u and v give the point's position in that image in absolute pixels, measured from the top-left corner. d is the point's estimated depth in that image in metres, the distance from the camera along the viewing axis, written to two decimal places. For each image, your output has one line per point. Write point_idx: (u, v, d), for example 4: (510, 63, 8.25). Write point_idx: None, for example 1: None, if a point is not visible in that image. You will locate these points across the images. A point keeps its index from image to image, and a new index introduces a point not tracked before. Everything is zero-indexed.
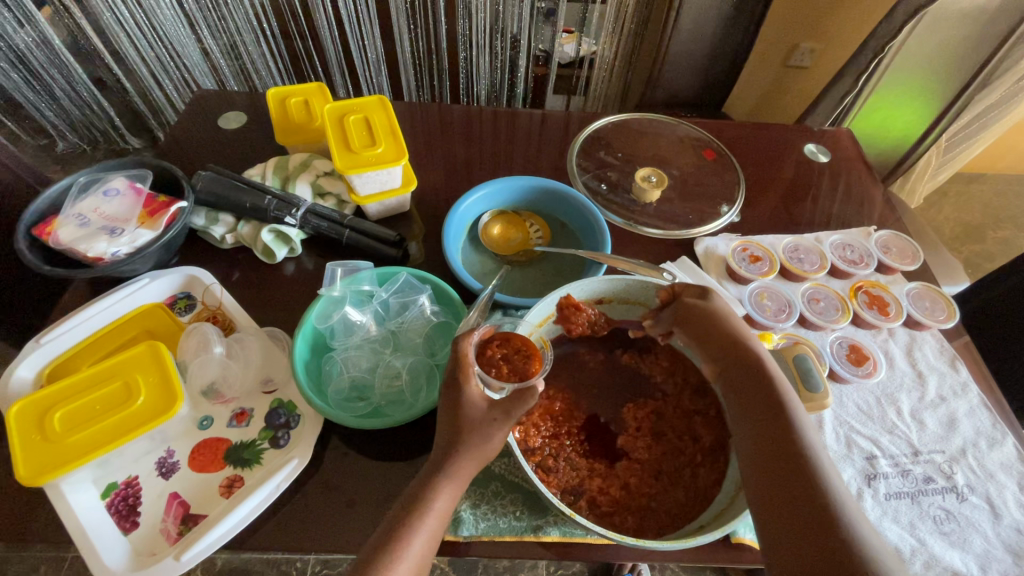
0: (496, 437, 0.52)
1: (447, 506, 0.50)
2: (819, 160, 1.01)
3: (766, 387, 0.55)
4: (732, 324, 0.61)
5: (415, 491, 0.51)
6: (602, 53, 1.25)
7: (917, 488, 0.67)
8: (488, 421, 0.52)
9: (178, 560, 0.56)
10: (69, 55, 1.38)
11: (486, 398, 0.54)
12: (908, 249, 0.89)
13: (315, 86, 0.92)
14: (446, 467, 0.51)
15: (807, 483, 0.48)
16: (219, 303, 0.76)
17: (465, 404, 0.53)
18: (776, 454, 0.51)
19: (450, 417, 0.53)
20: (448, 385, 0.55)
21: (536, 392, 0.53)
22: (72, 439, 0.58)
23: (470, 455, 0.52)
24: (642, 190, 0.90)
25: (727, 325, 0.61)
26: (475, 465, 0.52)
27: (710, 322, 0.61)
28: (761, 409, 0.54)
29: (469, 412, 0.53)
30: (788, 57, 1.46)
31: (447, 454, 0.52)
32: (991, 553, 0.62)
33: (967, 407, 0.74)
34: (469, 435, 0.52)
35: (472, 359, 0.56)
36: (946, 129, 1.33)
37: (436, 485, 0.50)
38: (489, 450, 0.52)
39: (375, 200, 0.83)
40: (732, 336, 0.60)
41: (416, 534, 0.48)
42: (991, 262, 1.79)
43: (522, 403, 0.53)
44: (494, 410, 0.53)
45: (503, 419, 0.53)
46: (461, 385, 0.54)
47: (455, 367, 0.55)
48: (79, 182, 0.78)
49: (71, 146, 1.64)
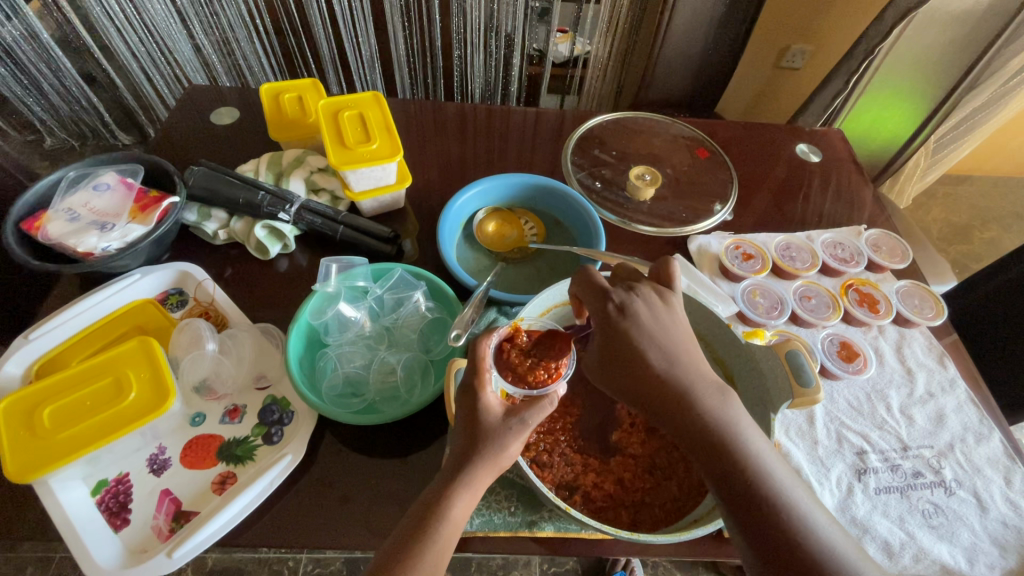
0: (512, 445, 0.52)
1: (463, 513, 0.50)
2: (811, 160, 1.02)
3: (713, 435, 0.47)
4: (651, 356, 0.50)
5: (429, 499, 0.50)
6: (596, 53, 1.26)
7: (906, 482, 0.67)
8: (503, 429, 0.52)
9: (170, 557, 0.55)
10: (57, 50, 1.37)
11: (503, 406, 0.53)
12: (898, 247, 0.90)
13: (309, 83, 0.92)
14: (461, 476, 0.50)
15: (780, 534, 0.44)
16: (212, 299, 0.75)
17: (481, 410, 0.52)
18: (744, 511, 0.45)
19: (465, 426, 0.52)
20: (464, 389, 0.54)
21: (553, 401, 0.55)
22: (61, 436, 0.57)
23: (484, 464, 0.51)
24: (637, 188, 0.91)
25: (647, 360, 0.50)
26: (491, 474, 0.52)
27: (626, 360, 0.51)
28: (713, 461, 0.47)
29: (486, 420, 0.52)
30: (780, 58, 1.48)
31: (463, 461, 0.51)
32: (978, 546, 0.63)
33: (954, 403, 0.75)
34: (483, 443, 0.51)
35: (488, 361, 0.55)
36: (935, 131, 1.34)
37: (452, 492, 0.50)
38: (504, 459, 0.52)
39: (370, 196, 0.82)
40: (656, 375, 0.50)
41: (429, 542, 0.48)
42: (979, 262, 1.82)
43: (539, 410, 0.54)
44: (511, 418, 0.52)
45: (519, 426, 0.52)
46: (479, 391, 0.53)
47: (470, 371, 0.54)
48: (68, 177, 0.77)
49: (60, 141, 1.62)
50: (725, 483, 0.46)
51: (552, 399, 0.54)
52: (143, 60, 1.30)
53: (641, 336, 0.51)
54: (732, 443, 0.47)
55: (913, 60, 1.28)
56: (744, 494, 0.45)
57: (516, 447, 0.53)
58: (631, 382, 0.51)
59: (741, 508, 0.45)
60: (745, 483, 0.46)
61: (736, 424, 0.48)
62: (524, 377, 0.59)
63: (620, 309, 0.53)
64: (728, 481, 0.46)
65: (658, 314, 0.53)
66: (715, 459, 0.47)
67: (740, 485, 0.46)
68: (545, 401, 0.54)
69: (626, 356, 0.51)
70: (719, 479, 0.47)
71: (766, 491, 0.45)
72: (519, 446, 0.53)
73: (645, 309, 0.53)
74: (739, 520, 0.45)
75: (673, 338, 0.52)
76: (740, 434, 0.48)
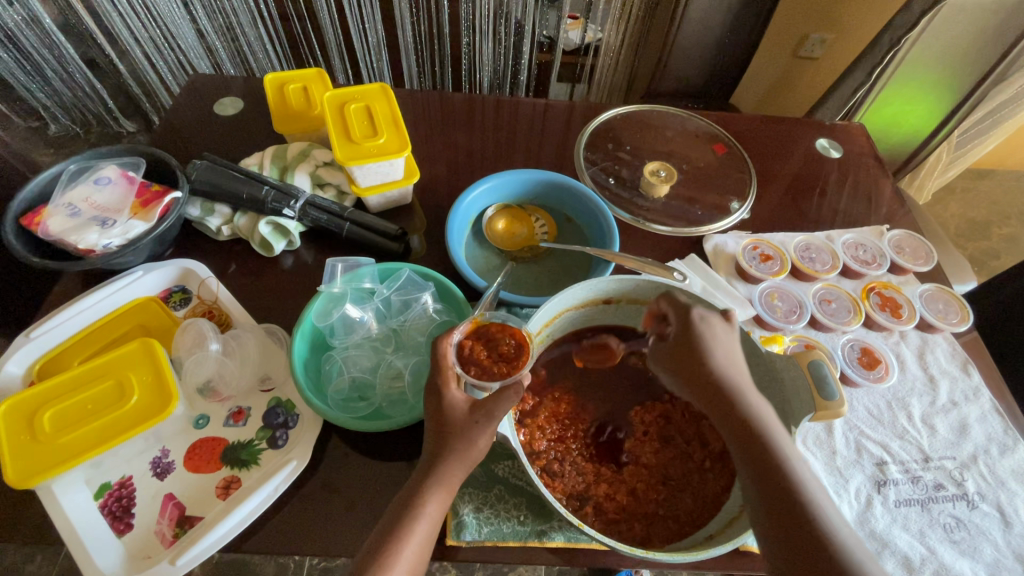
0: (481, 439, 0.51)
1: (438, 511, 0.49)
2: (831, 155, 0.98)
3: (757, 431, 0.50)
4: (714, 359, 0.54)
5: (405, 499, 0.50)
6: (608, 40, 1.21)
7: (927, 495, 0.65)
8: (469, 424, 0.51)
9: (174, 564, 0.55)
10: (59, 35, 1.35)
11: (466, 402, 0.53)
12: (922, 248, 0.87)
13: (314, 72, 0.89)
14: (433, 473, 0.50)
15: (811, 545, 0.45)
16: (216, 297, 0.74)
17: (446, 406, 0.53)
18: (776, 502, 0.47)
19: (435, 425, 0.53)
20: (431, 389, 0.55)
21: (520, 386, 0.51)
22: (62, 440, 0.56)
23: (453, 460, 0.50)
24: (651, 185, 0.88)
25: (710, 359, 0.54)
26: (463, 469, 0.51)
27: (693, 359, 0.55)
28: (753, 454, 0.50)
29: (452, 417, 0.52)
30: (799, 47, 1.42)
31: (435, 459, 0.51)
32: (1001, 561, 0.61)
33: (978, 413, 0.73)
34: (452, 439, 0.51)
35: (452, 359, 0.56)
36: (959, 125, 1.30)
37: (425, 490, 0.49)
38: (475, 453, 0.51)
39: (376, 192, 0.80)
40: (714, 377, 0.53)
41: (405, 541, 0.47)
42: (997, 259, 1.78)
43: (506, 400, 0.51)
44: (476, 413, 0.51)
45: (485, 419, 0.51)
46: (442, 390, 0.53)
47: (433, 371, 0.55)
48: (69, 170, 0.75)
49: (64, 128, 1.61)
50: (761, 476, 0.49)
51: (518, 386, 0.51)
52: (146, 45, 1.27)
53: (714, 339, 0.55)
54: (773, 452, 0.49)
55: (939, 49, 1.23)
56: (777, 487, 0.48)
57: (486, 442, 0.51)
58: (694, 379, 0.55)
59: (772, 498, 0.48)
60: (780, 478, 0.48)
61: (782, 435, 0.51)
62: (486, 370, 0.58)
63: (702, 317, 0.56)
64: (764, 475, 0.49)
65: (728, 334, 0.56)
66: (756, 452, 0.49)
67: (776, 481, 0.48)
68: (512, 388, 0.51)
69: (694, 355, 0.55)
70: (757, 471, 0.49)
71: (800, 488, 0.47)
72: (489, 441, 0.51)
73: (720, 326, 0.56)
74: (770, 510, 0.48)
75: (739, 353, 0.56)
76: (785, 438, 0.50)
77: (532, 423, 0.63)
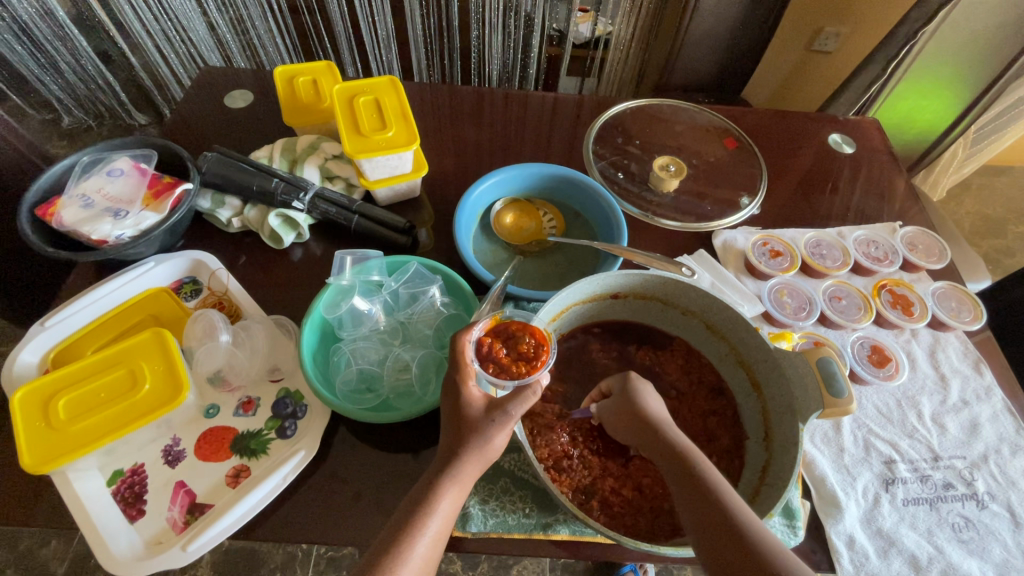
0: (496, 437, 0.51)
1: (452, 508, 0.50)
2: (844, 151, 0.97)
3: (697, 472, 0.50)
4: (647, 401, 0.57)
5: (418, 494, 0.50)
6: (618, 34, 1.19)
7: (936, 494, 0.65)
8: (485, 422, 0.51)
9: (185, 550, 0.56)
10: (73, 28, 1.36)
11: (484, 399, 0.53)
12: (935, 246, 0.86)
13: (324, 65, 0.89)
14: (449, 469, 0.50)
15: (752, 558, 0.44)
16: (226, 288, 0.74)
17: (464, 404, 0.53)
18: (724, 535, 0.46)
19: (453, 421, 0.53)
20: (448, 386, 0.55)
21: (537, 389, 0.53)
22: (77, 427, 0.57)
23: (469, 457, 0.51)
24: (660, 180, 0.87)
25: (644, 400, 0.57)
26: (478, 467, 0.52)
27: (630, 410, 0.57)
28: (695, 497, 0.49)
29: (470, 413, 0.53)
30: (811, 41, 1.40)
31: (450, 457, 0.51)
32: (1011, 562, 0.61)
33: (990, 413, 0.72)
34: (468, 436, 0.51)
35: (469, 356, 0.56)
36: (977, 120, 1.27)
37: (440, 487, 0.49)
38: (490, 451, 0.51)
39: (385, 185, 0.80)
40: (646, 414, 0.56)
41: (420, 536, 0.47)
42: (1012, 257, 1.75)
43: (523, 400, 0.52)
44: (493, 411, 0.52)
45: (502, 417, 0.52)
46: (460, 386, 0.54)
47: (451, 367, 0.55)
48: (82, 161, 0.76)
49: (77, 121, 1.63)
50: (701, 504, 0.48)
51: (536, 389, 0.53)
52: (158, 38, 1.28)
53: (647, 393, 0.58)
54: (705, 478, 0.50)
55: (957, 43, 1.21)
56: (724, 529, 0.46)
57: (501, 441, 0.52)
58: (633, 431, 0.56)
59: (719, 528, 0.46)
60: (725, 518, 0.47)
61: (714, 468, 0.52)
62: (506, 368, 0.57)
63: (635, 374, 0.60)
64: (709, 514, 0.47)
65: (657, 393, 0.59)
66: (699, 491, 0.49)
67: (720, 517, 0.47)
68: (528, 391, 0.53)
69: (634, 403, 0.57)
70: (700, 514, 0.48)
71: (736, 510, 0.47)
72: (504, 439, 0.52)
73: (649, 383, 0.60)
74: (720, 546, 0.46)
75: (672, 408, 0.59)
76: (726, 481, 0.50)
77: (541, 418, 0.63)
